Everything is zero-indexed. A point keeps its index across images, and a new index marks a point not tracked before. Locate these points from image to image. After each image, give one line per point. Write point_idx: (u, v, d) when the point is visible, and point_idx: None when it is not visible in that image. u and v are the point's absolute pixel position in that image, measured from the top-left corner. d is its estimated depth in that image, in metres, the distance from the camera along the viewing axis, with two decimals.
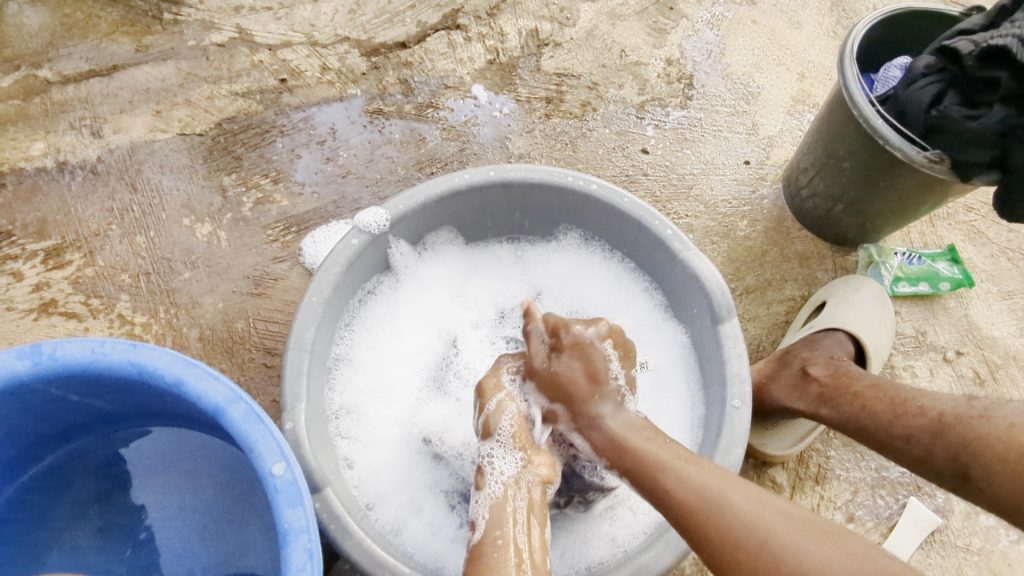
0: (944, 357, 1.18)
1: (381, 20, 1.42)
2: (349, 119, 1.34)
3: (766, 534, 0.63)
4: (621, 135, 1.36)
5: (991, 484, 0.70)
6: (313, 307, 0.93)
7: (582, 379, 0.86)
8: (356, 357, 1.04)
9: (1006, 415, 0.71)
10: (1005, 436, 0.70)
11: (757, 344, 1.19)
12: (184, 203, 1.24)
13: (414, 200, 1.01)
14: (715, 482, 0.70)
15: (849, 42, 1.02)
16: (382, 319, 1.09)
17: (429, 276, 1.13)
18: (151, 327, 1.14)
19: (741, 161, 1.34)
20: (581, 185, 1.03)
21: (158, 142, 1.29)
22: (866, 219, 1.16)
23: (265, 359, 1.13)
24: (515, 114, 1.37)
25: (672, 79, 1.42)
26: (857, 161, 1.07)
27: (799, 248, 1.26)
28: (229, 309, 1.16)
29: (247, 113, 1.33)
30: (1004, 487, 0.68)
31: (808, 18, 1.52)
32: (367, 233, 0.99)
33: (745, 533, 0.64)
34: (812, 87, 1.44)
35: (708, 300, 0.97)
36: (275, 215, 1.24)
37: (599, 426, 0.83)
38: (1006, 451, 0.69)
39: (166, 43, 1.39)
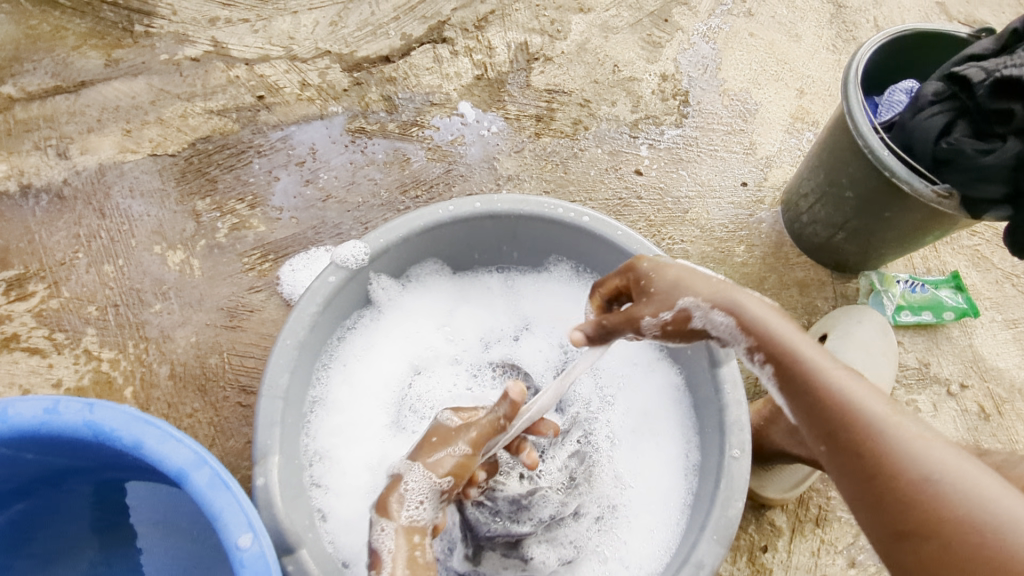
0: (948, 391, 1.14)
1: (364, 32, 1.36)
2: (330, 138, 1.28)
3: (930, 465, 0.55)
4: (614, 156, 1.30)
5: None
6: (287, 351, 0.88)
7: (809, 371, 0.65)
8: (332, 397, 0.97)
9: None
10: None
11: (755, 379, 1.14)
12: (155, 229, 1.18)
13: (396, 233, 0.95)
14: (862, 390, 0.62)
15: (853, 67, 0.97)
16: (362, 355, 1.02)
17: (413, 308, 1.07)
18: (119, 364, 1.08)
19: (738, 183, 1.29)
20: (572, 217, 0.98)
21: (128, 164, 1.22)
22: (868, 247, 1.11)
23: (239, 397, 1.07)
24: (504, 133, 1.31)
25: (667, 95, 1.36)
26: (860, 191, 1.02)
27: (798, 275, 1.22)
28: (202, 344, 1.11)
29: (222, 132, 1.26)
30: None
31: (806, 31, 1.47)
32: (345, 269, 0.93)
33: (916, 467, 0.55)
34: (811, 104, 1.39)
35: (705, 341, 0.92)
36: (251, 242, 1.18)
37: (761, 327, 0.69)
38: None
39: (137, 58, 1.32)
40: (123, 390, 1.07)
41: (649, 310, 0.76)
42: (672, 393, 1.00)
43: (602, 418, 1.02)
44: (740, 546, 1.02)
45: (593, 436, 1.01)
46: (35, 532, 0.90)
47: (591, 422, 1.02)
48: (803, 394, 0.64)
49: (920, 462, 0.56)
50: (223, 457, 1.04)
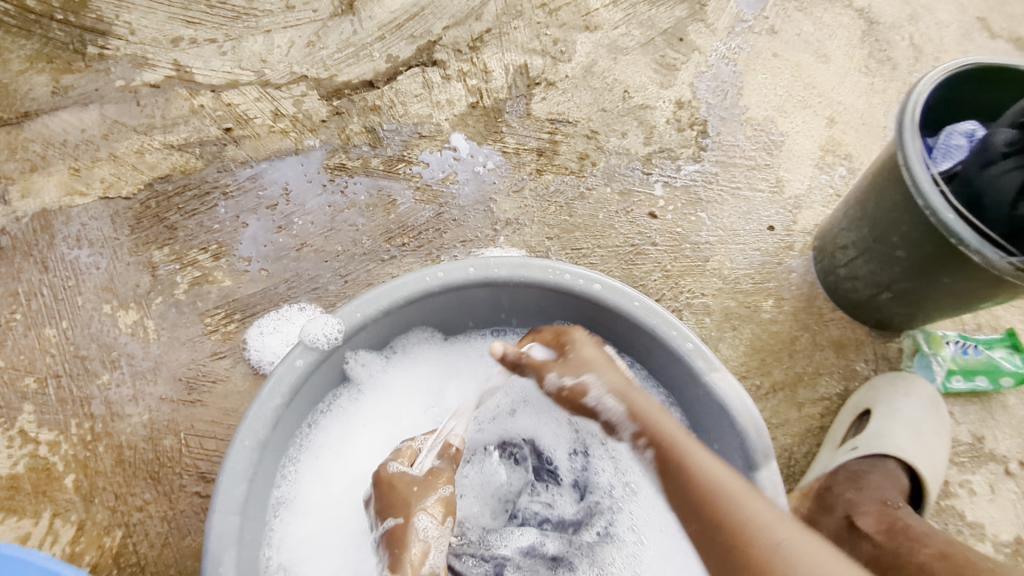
0: (1006, 470, 1.01)
1: (345, 54, 1.21)
2: (306, 177, 1.13)
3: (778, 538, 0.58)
4: (625, 196, 1.16)
5: None
6: (245, 455, 0.74)
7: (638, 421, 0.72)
8: (301, 497, 0.83)
9: None
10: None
11: (787, 458, 1.01)
12: (105, 285, 1.04)
13: (375, 305, 0.81)
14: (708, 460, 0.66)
15: (908, 111, 0.83)
16: (337, 443, 0.87)
17: (395, 383, 0.93)
18: (60, 448, 0.94)
19: (764, 227, 1.16)
20: (581, 284, 0.83)
21: (75, 209, 1.08)
22: (917, 309, 0.97)
23: (198, 487, 0.93)
24: (501, 169, 1.17)
25: (683, 125, 1.22)
26: (913, 252, 0.88)
27: (833, 333, 1.08)
28: (157, 423, 0.96)
29: (183, 170, 1.12)
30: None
31: (836, 51, 1.33)
32: (314, 351, 0.79)
33: (765, 534, 0.58)
34: (843, 134, 1.25)
35: (740, 437, 0.78)
36: (215, 299, 1.04)
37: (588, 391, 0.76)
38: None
39: (89, 84, 1.17)
40: (63, 479, 0.93)
41: (557, 369, 0.78)
42: None
43: (625, 510, 0.88)
44: None
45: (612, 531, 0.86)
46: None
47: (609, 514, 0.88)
48: (677, 485, 0.65)
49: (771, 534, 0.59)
50: (178, 558, 0.90)
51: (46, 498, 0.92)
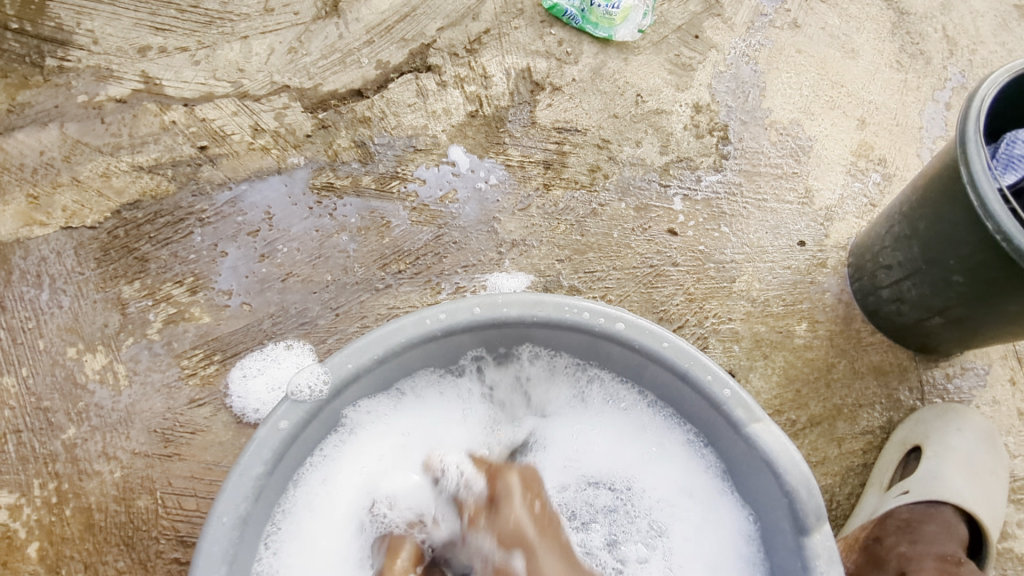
0: None
1: (330, 61, 1.11)
2: (291, 199, 1.03)
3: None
4: (642, 211, 1.06)
5: None
6: (224, 535, 0.64)
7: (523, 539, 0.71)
8: (295, 562, 0.74)
9: None
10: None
11: (829, 499, 0.91)
12: (69, 325, 0.93)
13: (368, 355, 0.71)
14: None
15: (971, 121, 0.73)
16: (331, 498, 0.78)
17: (393, 433, 0.81)
18: (21, 513, 0.84)
19: (794, 242, 1.05)
20: (603, 324, 0.73)
21: (35, 241, 0.97)
22: (971, 336, 0.88)
23: (177, 552, 0.83)
24: (505, 185, 1.07)
25: (702, 131, 1.12)
26: (975, 277, 0.79)
27: (873, 359, 0.98)
28: (128, 481, 0.86)
29: (154, 194, 1.01)
30: None
31: (864, 46, 1.23)
32: (301, 406, 0.69)
33: None
34: (875, 137, 1.15)
35: (788, 498, 0.68)
36: (192, 338, 0.94)
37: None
38: None
39: (49, 101, 1.06)
40: (25, 547, 0.83)
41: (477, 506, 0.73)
42: (741, 549, 0.75)
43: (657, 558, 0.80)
44: None
45: None
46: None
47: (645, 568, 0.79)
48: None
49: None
50: None
51: (7, 570, 0.82)
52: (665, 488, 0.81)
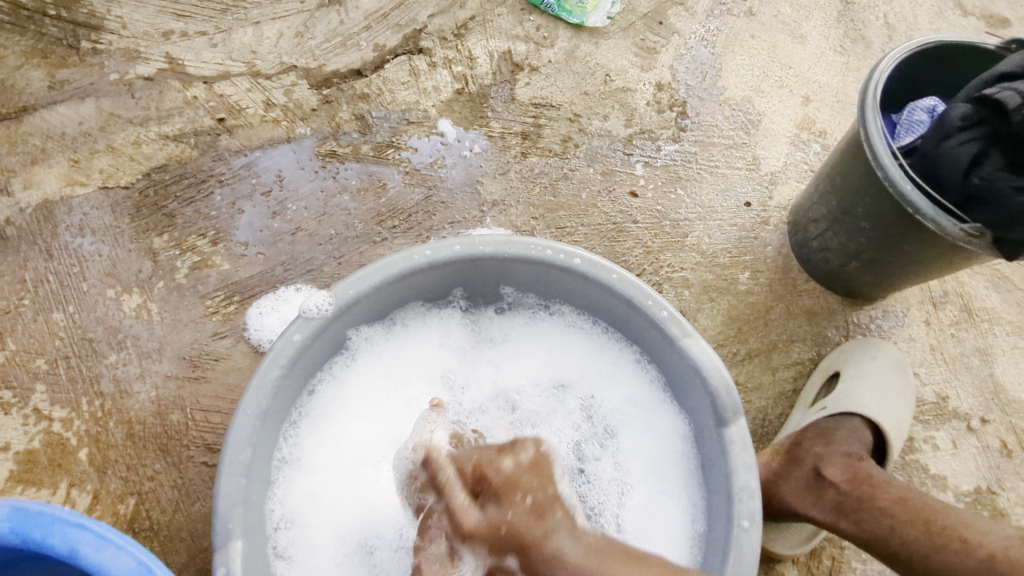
0: (967, 426, 1.07)
1: (333, 44, 1.25)
2: (299, 164, 1.18)
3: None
4: (608, 176, 1.21)
5: None
6: (249, 423, 0.79)
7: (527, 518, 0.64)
8: (306, 457, 0.89)
9: None
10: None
11: (762, 418, 1.06)
12: (109, 270, 1.08)
13: (367, 282, 0.85)
14: None
15: (869, 89, 0.87)
16: (334, 407, 0.92)
17: (388, 355, 0.96)
18: (72, 424, 0.99)
19: (741, 203, 1.20)
20: (562, 259, 0.88)
21: (77, 198, 1.12)
22: (884, 278, 1.03)
23: (205, 457, 0.98)
24: (488, 153, 1.21)
25: (663, 106, 1.26)
26: (877, 223, 0.94)
27: (806, 303, 1.13)
28: (163, 399, 1.01)
29: (179, 160, 1.16)
30: None
31: (812, 32, 1.36)
32: (311, 323, 0.83)
33: None
34: (818, 112, 1.30)
35: (711, 396, 0.83)
36: (214, 282, 1.09)
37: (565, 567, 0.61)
38: None
39: (85, 78, 1.20)
40: (76, 452, 0.98)
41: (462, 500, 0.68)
42: (678, 445, 0.90)
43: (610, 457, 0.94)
44: None
45: (605, 484, 0.93)
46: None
47: (600, 466, 0.94)
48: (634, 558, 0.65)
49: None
50: (189, 523, 0.95)
51: (62, 470, 0.97)
52: (617, 399, 0.96)
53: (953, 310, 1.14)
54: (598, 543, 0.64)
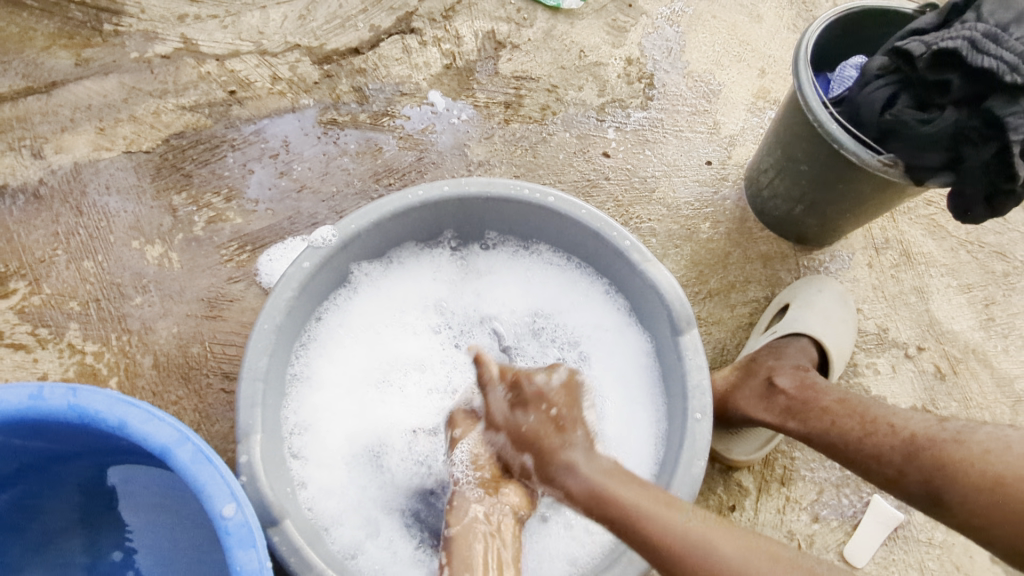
0: (905, 353, 1.19)
1: (333, 25, 1.38)
2: (303, 131, 1.30)
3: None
4: (582, 139, 1.34)
5: (965, 512, 0.74)
6: (265, 335, 0.90)
7: (548, 429, 0.83)
8: (315, 374, 1.00)
9: (980, 442, 0.76)
10: (980, 461, 0.74)
11: (721, 348, 1.19)
12: (133, 224, 1.20)
13: (367, 218, 0.97)
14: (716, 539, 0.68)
15: (803, 44, 1.00)
16: (339, 333, 1.04)
17: (387, 289, 1.08)
18: (103, 357, 1.10)
19: (703, 162, 1.33)
20: (538, 198, 1.00)
21: (103, 162, 1.24)
22: (826, 219, 1.15)
23: (223, 384, 1.10)
24: (473, 120, 1.34)
25: (632, 79, 1.40)
26: (815, 164, 1.07)
27: (761, 248, 1.26)
28: (184, 334, 1.13)
29: (195, 128, 1.28)
30: (974, 504, 0.73)
31: (768, 12, 1.50)
32: (318, 253, 0.95)
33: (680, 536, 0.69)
34: (773, 83, 1.43)
35: (667, 310, 0.95)
36: (228, 234, 1.21)
37: (574, 472, 0.78)
38: (983, 478, 0.73)
39: (108, 57, 1.33)
40: (107, 381, 1.09)
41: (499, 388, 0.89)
42: (642, 361, 1.03)
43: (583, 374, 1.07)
44: (708, 505, 1.08)
45: None
46: (36, 511, 0.94)
47: None
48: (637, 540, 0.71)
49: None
50: (209, 441, 1.07)
51: None
52: (589, 326, 1.09)
53: (893, 255, 1.26)
54: (608, 467, 0.79)
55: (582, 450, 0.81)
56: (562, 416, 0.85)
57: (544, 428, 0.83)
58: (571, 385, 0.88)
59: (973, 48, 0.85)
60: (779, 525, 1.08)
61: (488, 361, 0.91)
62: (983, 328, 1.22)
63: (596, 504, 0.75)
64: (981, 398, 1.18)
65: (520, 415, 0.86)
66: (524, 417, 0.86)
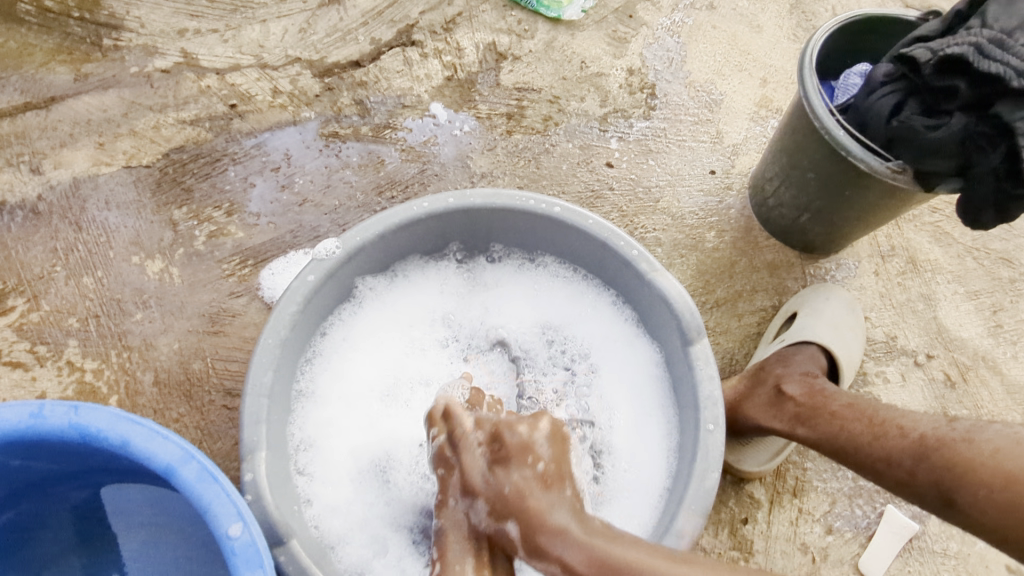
0: (915, 361, 1.18)
1: (334, 38, 1.38)
2: (304, 144, 1.29)
3: None
4: (585, 150, 1.33)
5: (977, 512, 0.72)
6: (270, 349, 0.88)
7: (535, 484, 0.74)
8: (320, 389, 0.99)
9: (990, 440, 0.74)
10: (990, 460, 0.72)
11: (730, 358, 1.18)
12: (133, 239, 1.19)
13: (372, 230, 0.96)
14: None
15: (808, 52, 1.00)
16: (344, 346, 1.02)
17: (392, 301, 1.07)
18: (103, 374, 1.08)
19: (706, 171, 1.33)
20: (544, 208, 0.99)
21: (102, 177, 1.23)
22: (832, 227, 1.15)
23: (225, 400, 1.08)
24: (476, 132, 1.33)
25: (634, 89, 1.40)
26: (821, 172, 1.06)
27: (767, 257, 1.25)
28: (185, 350, 1.11)
29: (196, 142, 1.27)
30: (986, 504, 0.71)
31: (767, 22, 1.50)
32: (323, 266, 0.94)
33: None
34: (774, 92, 1.43)
35: (677, 321, 0.94)
36: (230, 248, 1.19)
37: (565, 534, 0.68)
38: (994, 476, 0.71)
39: (107, 71, 1.32)
40: (107, 399, 1.07)
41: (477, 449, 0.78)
42: (652, 372, 1.01)
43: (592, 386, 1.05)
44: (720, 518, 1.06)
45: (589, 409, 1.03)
46: (35, 532, 0.92)
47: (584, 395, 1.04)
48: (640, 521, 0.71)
49: (740, 556, 0.64)
50: (211, 459, 1.05)
51: None
52: (597, 337, 1.07)
53: (899, 262, 1.26)
54: (602, 527, 0.70)
55: (568, 509, 0.72)
56: (551, 470, 0.75)
57: (529, 482, 0.74)
58: (557, 434, 0.80)
59: (980, 54, 0.85)
60: (793, 537, 1.06)
61: (459, 414, 0.82)
62: (992, 335, 1.21)
63: (602, 572, 0.65)
64: (992, 406, 1.16)
65: (498, 470, 0.75)
66: (506, 475, 0.75)
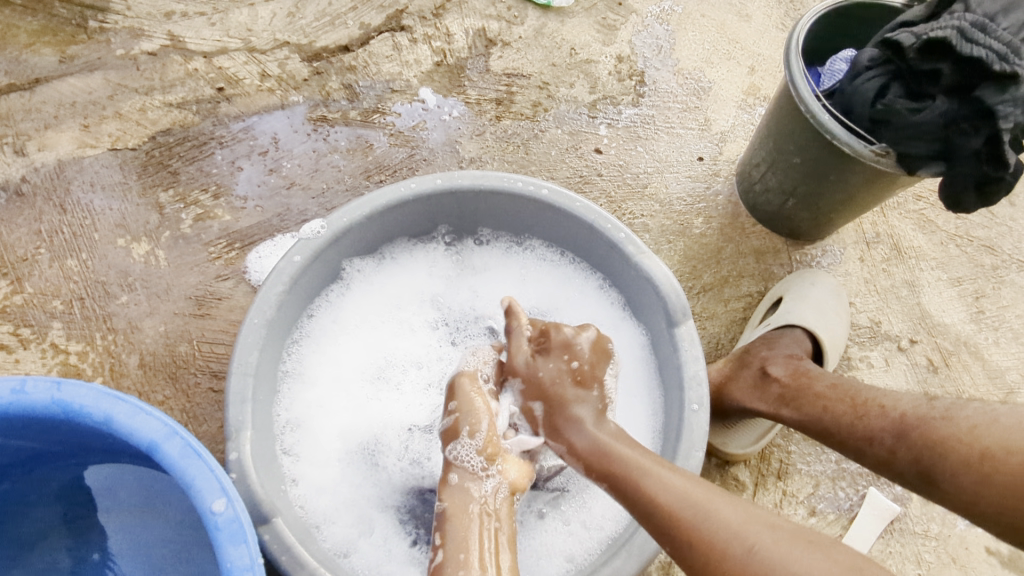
0: (898, 346, 1.20)
1: (323, 22, 1.37)
2: (292, 128, 1.29)
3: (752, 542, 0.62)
4: (574, 136, 1.33)
5: (957, 487, 0.73)
6: (256, 330, 0.88)
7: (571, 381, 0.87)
8: (307, 371, 0.99)
9: (967, 417, 0.75)
10: (966, 437, 0.73)
11: (716, 342, 1.18)
12: (119, 222, 1.18)
13: (359, 211, 0.96)
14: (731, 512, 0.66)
15: (794, 36, 1.01)
16: (331, 328, 1.02)
17: (380, 284, 1.07)
18: (88, 356, 1.08)
19: (694, 158, 1.33)
20: (532, 191, 0.99)
21: (87, 159, 1.22)
22: (817, 212, 1.16)
23: (211, 383, 1.07)
24: (465, 117, 1.33)
25: (623, 76, 1.40)
26: (807, 156, 1.07)
27: (754, 243, 1.26)
28: (171, 333, 1.10)
29: (183, 125, 1.27)
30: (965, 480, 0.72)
31: (756, 11, 1.51)
32: (310, 246, 0.93)
33: (724, 533, 0.64)
34: (762, 81, 1.44)
35: (663, 303, 0.95)
36: (216, 231, 1.19)
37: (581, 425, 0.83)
38: (971, 452, 0.72)
39: (92, 54, 1.31)
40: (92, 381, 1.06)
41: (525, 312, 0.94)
42: (638, 355, 1.02)
43: None
44: None
45: None
46: (19, 512, 0.91)
47: None
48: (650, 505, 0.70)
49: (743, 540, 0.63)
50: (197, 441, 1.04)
51: None
52: (584, 321, 1.08)
53: (884, 249, 1.27)
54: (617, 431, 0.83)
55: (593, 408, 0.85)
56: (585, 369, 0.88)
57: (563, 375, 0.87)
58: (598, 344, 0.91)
59: (963, 37, 0.85)
60: None
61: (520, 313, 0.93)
62: (974, 321, 1.23)
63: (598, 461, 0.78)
64: (973, 390, 1.18)
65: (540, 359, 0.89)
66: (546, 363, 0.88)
